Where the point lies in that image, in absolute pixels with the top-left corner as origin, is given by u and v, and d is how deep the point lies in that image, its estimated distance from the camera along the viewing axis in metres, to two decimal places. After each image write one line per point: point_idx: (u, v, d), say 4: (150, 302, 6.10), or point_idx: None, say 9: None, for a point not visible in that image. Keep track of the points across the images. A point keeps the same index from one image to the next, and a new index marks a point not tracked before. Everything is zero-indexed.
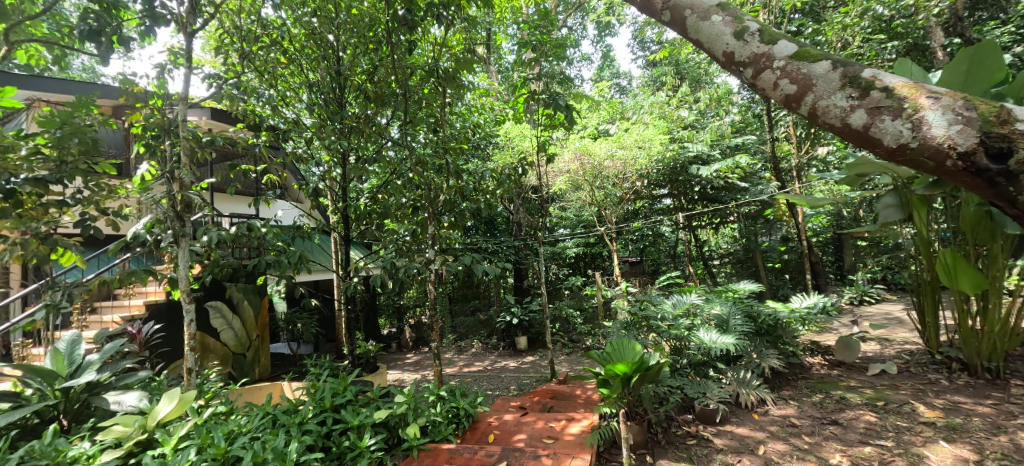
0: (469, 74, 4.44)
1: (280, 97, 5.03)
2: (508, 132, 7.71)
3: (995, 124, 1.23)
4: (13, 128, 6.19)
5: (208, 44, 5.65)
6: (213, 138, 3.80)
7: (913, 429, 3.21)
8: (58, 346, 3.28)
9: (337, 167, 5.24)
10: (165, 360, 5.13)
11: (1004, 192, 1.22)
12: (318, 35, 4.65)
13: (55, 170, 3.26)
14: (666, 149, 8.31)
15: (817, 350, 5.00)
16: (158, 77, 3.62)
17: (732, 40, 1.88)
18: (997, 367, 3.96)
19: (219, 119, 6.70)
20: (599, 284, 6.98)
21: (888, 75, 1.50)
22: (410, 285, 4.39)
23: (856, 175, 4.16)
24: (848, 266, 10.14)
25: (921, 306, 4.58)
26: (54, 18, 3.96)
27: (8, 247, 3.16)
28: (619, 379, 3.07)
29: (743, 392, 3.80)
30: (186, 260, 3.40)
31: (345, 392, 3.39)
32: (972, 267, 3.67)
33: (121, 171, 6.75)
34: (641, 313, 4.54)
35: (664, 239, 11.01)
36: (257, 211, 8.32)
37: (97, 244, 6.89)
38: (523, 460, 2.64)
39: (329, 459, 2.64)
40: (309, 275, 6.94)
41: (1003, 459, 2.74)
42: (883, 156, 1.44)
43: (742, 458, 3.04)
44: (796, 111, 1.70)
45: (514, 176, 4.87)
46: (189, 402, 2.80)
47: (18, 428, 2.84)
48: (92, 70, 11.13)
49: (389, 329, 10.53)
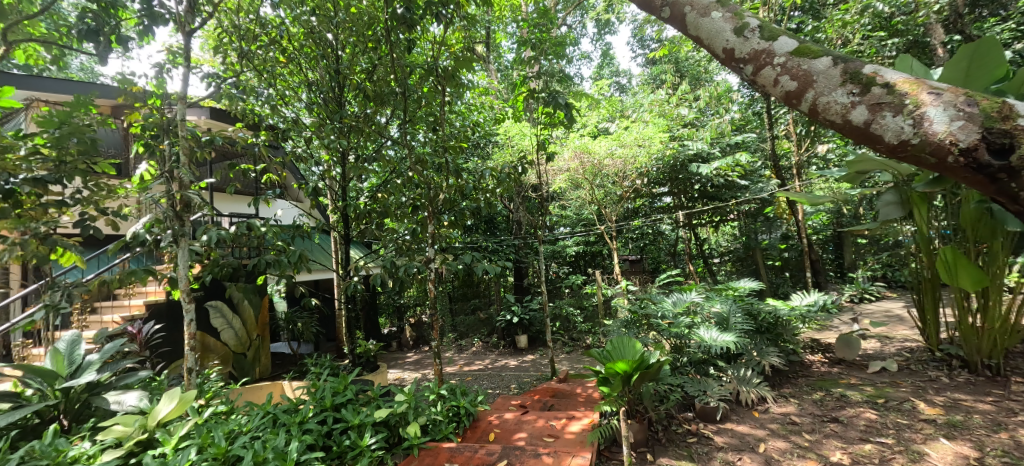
0: (468, 73, 4.43)
1: (279, 96, 4.99)
2: (508, 131, 7.71)
3: (997, 120, 1.23)
4: (13, 128, 6.19)
5: (207, 43, 5.64)
6: (212, 137, 3.79)
7: (914, 426, 3.21)
8: (58, 346, 3.27)
9: (337, 166, 5.23)
10: (165, 360, 5.13)
11: (1006, 188, 1.22)
12: (317, 34, 4.64)
13: (54, 170, 3.25)
14: (666, 148, 8.35)
15: (816, 347, 5.01)
16: (156, 76, 3.60)
17: (732, 37, 1.87)
18: (997, 364, 3.96)
19: (218, 118, 6.70)
20: (600, 282, 6.93)
21: (888, 71, 1.49)
22: (410, 284, 4.37)
23: (857, 173, 4.15)
24: (848, 263, 10.16)
25: (921, 304, 4.57)
26: (53, 18, 3.94)
27: (7, 247, 3.15)
28: (619, 377, 3.07)
29: (743, 390, 3.80)
30: (186, 259, 3.39)
31: (345, 391, 3.38)
32: (972, 264, 3.65)
33: (120, 171, 6.76)
34: (641, 311, 4.53)
35: (664, 238, 11.00)
36: (257, 211, 8.33)
37: (98, 244, 6.90)
38: (524, 459, 2.64)
39: (330, 458, 2.64)
40: (310, 275, 6.94)
41: (1003, 456, 2.74)
42: (884, 153, 1.44)
43: (743, 456, 3.04)
44: (796, 107, 1.69)
45: (513, 175, 4.85)
46: (189, 401, 2.80)
47: (18, 428, 2.83)
48: (89, 70, 11.10)
49: (389, 328, 10.52)
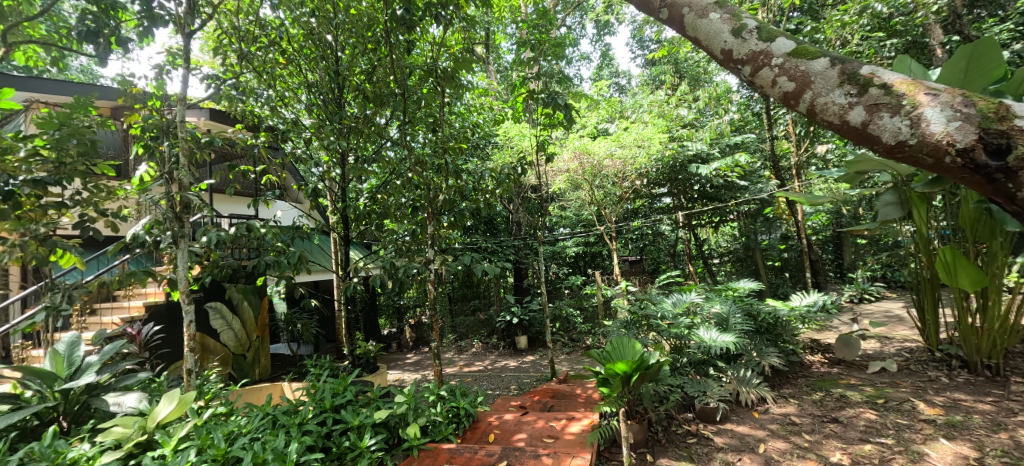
0: (468, 74, 4.43)
1: (279, 98, 5.01)
2: (508, 132, 7.68)
3: (994, 121, 1.23)
4: (13, 130, 6.19)
5: (207, 44, 5.65)
6: (212, 138, 3.79)
7: (914, 426, 3.21)
8: (58, 347, 3.27)
9: (337, 167, 5.21)
10: (165, 361, 5.16)
11: (1003, 188, 1.22)
12: (317, 35, 4.65)
13: (54, 171, 3.25)
14: (666, 149, 8.36)
15: (816, 348, 5.02)
16: (155, 78, 3.61)
17: (730, 38, 1.88)
18: (997, 364, 3.96)
19: (217, 119, 6.70)
20: (600, 283, 6.85)
21: (886, 71, 1.49)
22: (410, 285, 4.39)
23: (856, 173, 4.15)
24: (848, 263, 10.18)
25: (920, 304, 4.58)
26: (53, 19, 3.93)
27: (8, 248, 3.15)
28: (619, 378, 3.05)
29: (743, 391, 3.80)
30: (186, 260, 3.39)
31: (346, 391, 3.39)
32: (972, 264, 3.64)
33: (120, 173, 6.77)
34: (641, 312, 4.54)
35: (664, 239, 10.97)
36: (257, 212, 8.34)
37: (98, 245, 6.92)
38: (523, 460, 2.63)
39: (329, 459, 2.64)
40: (309, 276, 6.94)
41: (1003, 456, 2.74)
42: (882, 154, 1.44)
43: (742, 457, 3.04)
44: (794, 108, 1.69)
45: (513, 176, 4.84)
46: (189, 403, 2.81)
47: (17, 430, 2.84)
48: (88, 71, 11.14)
49: (389, 329, 10.51)
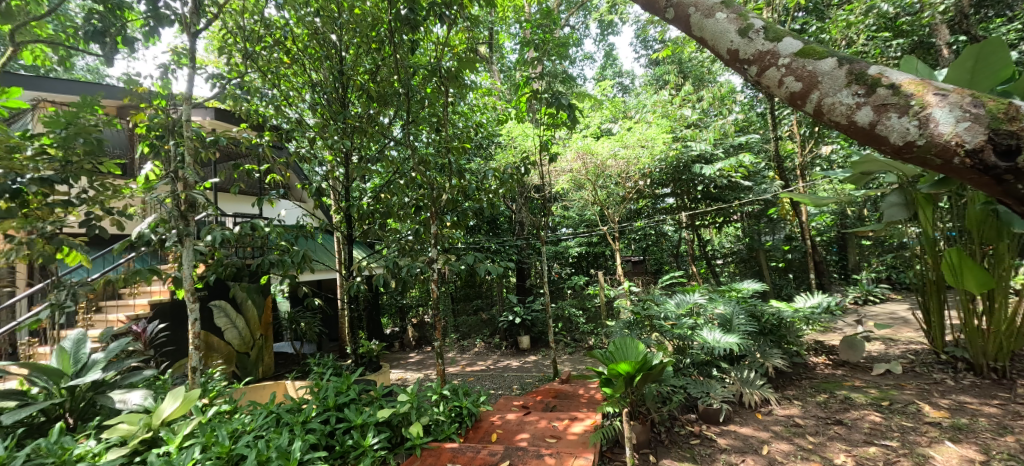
0: (472, 74, 4.42)
1: (283, 97, 5.04)
2: (511, 132, 7.70)
3: (1003, 121, 1.22)
4: (21, 128, 6.26)
5: (212, 44, 5.71)
6: (217, 137, 3.81)
7: (919, 429, 3.19)
8: (64, 345, 3.27)
9: (341, 167, 5.24)
10: (170, 359, 5.21)
11: (1012, 189, 1.21)
12: (322, 35, 4.73)
13: (62, 170, 3.28)
14: (669, 149, 8.32)
15: (820, 349, 4.99)
16: (161, 77, 3.64)
17: (737, 38, 1.87)
18: (1002, 367, 3.94)
19: (222, 118, 6.75)
20: (602, 284, 6.82)
21: (894, 72, 1.48)
22: (413, 284, 4.40)
23: (861, 174, 4.11)
24: (852, 265, 10.13)
25: (926, 306, 4.53)
26: (59, 19, 3.97)
27: (14, 246, 3.17)
28: (621, 378, 3.07)
29: (747, 392, 3.79)
30: (191, 258, 3.41)
31: (348, 390, 3.38)
32: (978, 266, 3.61)
33: (125, 171, 6.83)
34: (644, 312, 4.51)
35: (667, 239, 10.96)
36: (261, 211, 8.41)
37: (105, 243, 7.00)
38: (526, 460, 2.62)
39: (333, 458, 2.65)
40: (313, 275, 7.02)
41: (1009, 459, 2.73)
42: (890, 154, 1.43)
43: (746, 458, 3.03)
44: (801, 108, 1.69)
45: (516, 176, 4.85)
46: (193, 401, 2.81)
47: (24, 426, 2.87)
48: (94, 70, 11.19)
49: (392, 328, 10.55)
